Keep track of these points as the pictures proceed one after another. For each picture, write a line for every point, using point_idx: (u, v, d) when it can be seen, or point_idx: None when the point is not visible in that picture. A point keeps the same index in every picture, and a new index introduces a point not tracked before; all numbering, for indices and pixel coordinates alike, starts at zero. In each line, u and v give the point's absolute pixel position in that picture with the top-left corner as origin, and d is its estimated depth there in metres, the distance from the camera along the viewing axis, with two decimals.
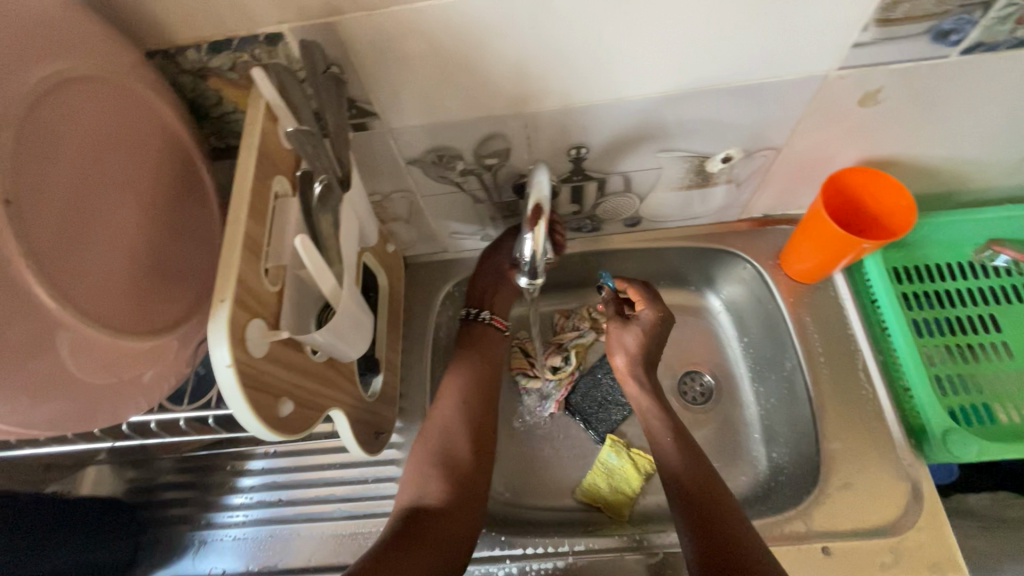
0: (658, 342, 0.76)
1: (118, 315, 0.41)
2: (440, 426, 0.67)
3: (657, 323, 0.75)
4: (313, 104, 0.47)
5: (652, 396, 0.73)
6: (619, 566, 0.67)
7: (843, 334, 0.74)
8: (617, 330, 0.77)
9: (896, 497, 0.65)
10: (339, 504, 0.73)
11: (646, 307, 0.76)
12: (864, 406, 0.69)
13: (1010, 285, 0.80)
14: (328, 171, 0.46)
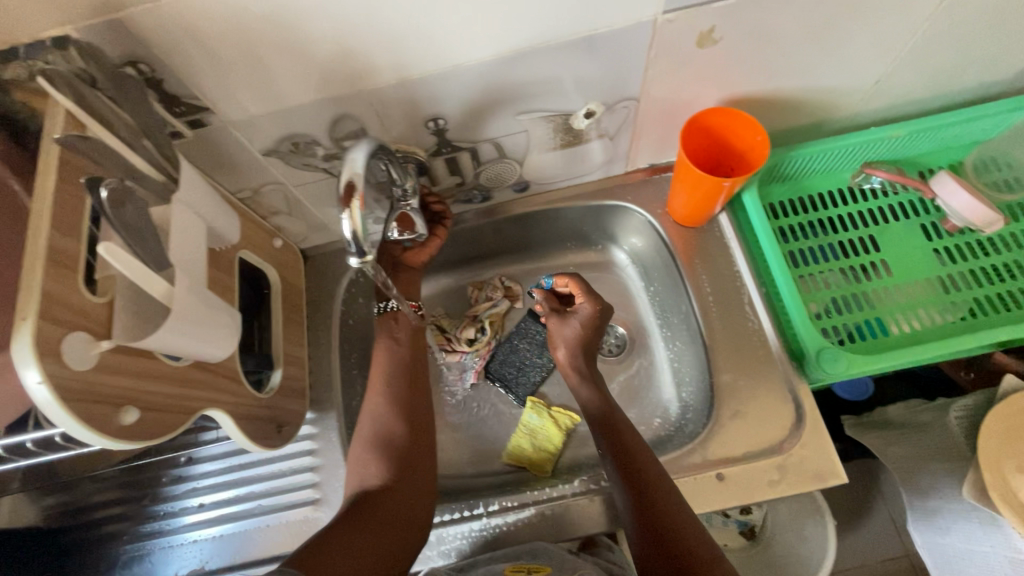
0: (601, 333, 0.71)
1: None
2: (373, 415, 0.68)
3: (599, 316, 0.70)
4: (124, 105, 0.46)
5: (594, 386, 0.68)
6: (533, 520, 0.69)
7: (729, 272, 0.77)
8: (554, 326, 0.72)
9: (781, 418, 0.69)
10: (261, 501, 0.73)
11: (586, 300, 0.70)
12: (750, 337, 0.73)
13: (885, 206, 0.84)
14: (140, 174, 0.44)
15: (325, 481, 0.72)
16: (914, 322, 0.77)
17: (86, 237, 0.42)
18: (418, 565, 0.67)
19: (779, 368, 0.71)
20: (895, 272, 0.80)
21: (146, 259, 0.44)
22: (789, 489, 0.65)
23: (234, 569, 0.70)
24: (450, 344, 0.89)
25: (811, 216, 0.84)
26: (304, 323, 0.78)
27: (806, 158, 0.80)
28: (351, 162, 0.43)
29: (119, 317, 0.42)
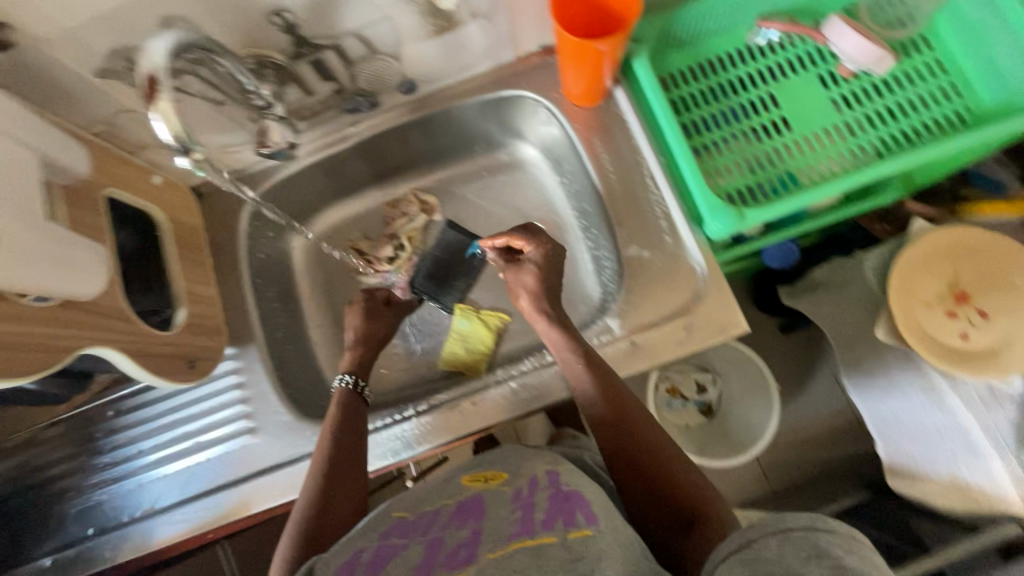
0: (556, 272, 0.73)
1: None
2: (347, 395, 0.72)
3: (547, 254, 0.72)
4: None
5: (560, 327, 0.68)
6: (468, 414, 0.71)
7: (629, 147, 0.76)
8: (512, 275, 0.75)
9: (687, 281, 0.71)
10: (196, 437, 0.73)
11: (530, 243, 0.72)
12: (653, 209, 0.73)
13: (784, 58, 0.82)
14: None
15: (258, 408, 0.73)
16: (813, 174, 0.77)
17: None
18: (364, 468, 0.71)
19: (681, 234, 0.72)
20: (795, 127, 0.80)
21: None
22: (696, 344, 0.68)
23: (183, 504, 0.71)
24: (371, 266, 0.90)
25: (710, 81, 0.82)
26: (208, 261, 0.76)
27: (698, 17, 0.78)
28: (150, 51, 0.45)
29: None
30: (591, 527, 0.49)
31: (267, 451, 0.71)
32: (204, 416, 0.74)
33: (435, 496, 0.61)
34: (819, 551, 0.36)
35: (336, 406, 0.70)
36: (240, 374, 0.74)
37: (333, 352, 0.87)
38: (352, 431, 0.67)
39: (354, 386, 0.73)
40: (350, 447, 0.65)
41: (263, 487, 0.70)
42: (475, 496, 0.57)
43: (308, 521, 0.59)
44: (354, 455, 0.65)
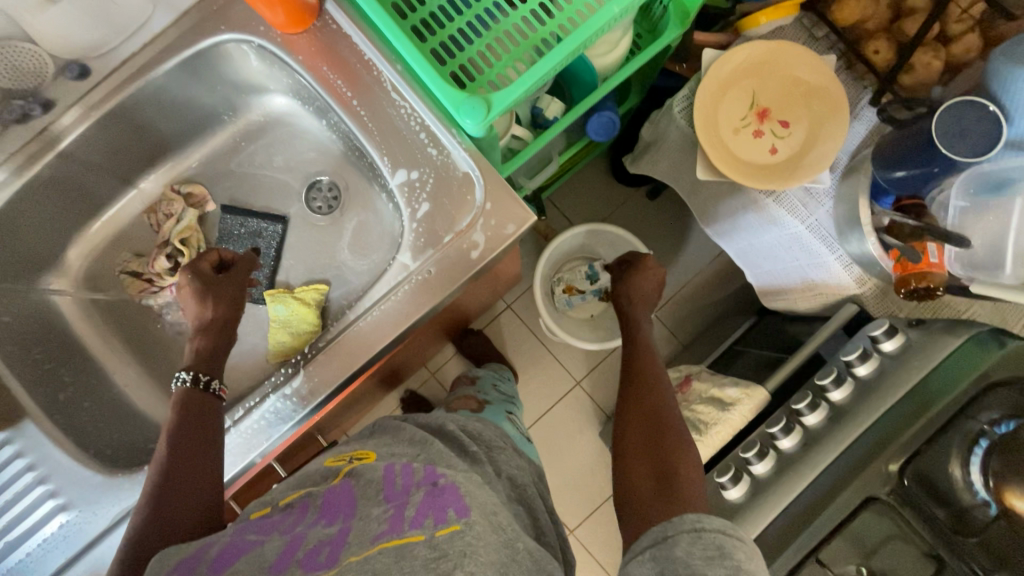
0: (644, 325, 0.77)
1: None
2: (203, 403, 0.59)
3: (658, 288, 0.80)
4: None
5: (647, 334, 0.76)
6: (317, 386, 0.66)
7: (361, 64, 0.67)
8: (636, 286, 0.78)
9: (467, 189, 0.66)
10: (2, 539, 0.63)
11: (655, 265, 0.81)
12: (409, 123, 0.67)
13: None
14: None
15: (63, 480, 0.64)
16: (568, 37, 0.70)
17: None
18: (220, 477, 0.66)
19: (444, 143, 0.67)
20: None
21: None
22: (492, 250, 0.65)
23: None
24: (156, 284, 0.80)
25: None
26: None
27: None
28: None
29: None
30: (461, 521, 0.46)
31: (88, 521, 0.63)
32: (3, 512, 0.63)
33: (295, 482, 0.55)
34: (722, 554, 0.48)
35: (174, 411, 0.58)
36: (26, 455, 0.64)
37: (152, 387, 0.78)
38: (200, 421, 0.58)
39: (205, 384, 0.60)
40: (198, 440, 0.56)
41: (96, 562, 0.61)
42: (345, 485, 0.52)
43: (136, 537, 0.50)
44: (202, 449, 0.56)
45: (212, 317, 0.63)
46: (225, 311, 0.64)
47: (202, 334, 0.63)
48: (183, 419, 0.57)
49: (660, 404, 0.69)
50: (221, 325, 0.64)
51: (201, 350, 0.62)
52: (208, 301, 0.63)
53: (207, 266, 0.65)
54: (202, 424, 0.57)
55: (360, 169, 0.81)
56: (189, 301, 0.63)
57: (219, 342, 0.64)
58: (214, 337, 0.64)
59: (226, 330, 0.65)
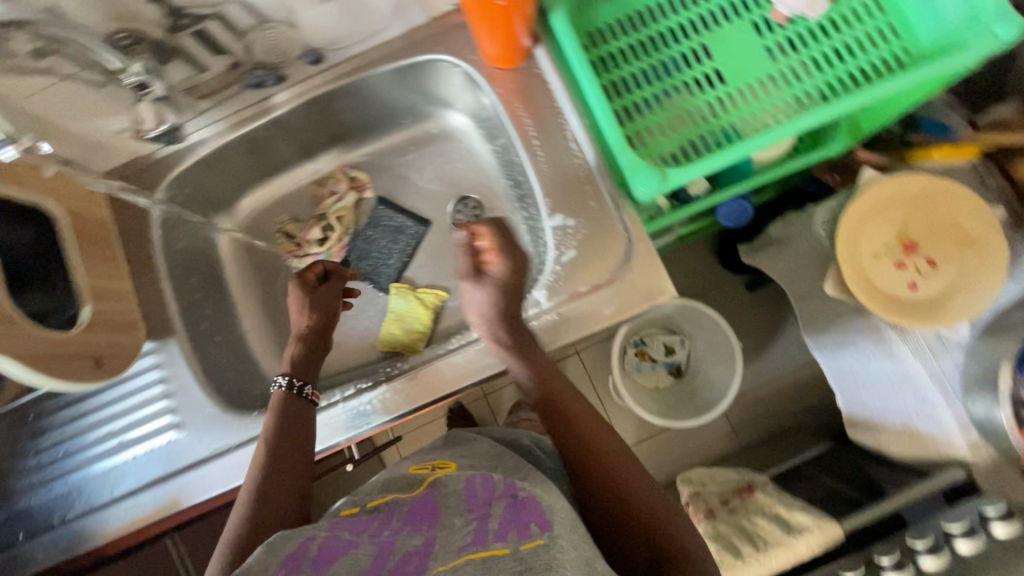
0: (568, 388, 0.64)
1: None
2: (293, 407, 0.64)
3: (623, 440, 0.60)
4: None
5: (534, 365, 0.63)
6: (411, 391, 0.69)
7: (551, 110, 0.72)
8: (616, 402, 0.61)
9: (616, 248, 0.68)
10: (124, 435, 0.72)
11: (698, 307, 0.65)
12: (578, 173, 0.70)
13: (716, 6, 0.77)
14: None
15: (184, 402, 0.71)
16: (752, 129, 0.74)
17: None
18: None
19: (606, 199, 0.69)
20: (730, 80, 0.76)
21: None
22: (622, 311, 0.66)
23: (115, 503, 0.70)
24: (301, 249, 0.87)
25: (641, 35, 0.77)
26: (118, 253, 0.72)
27: None
28: None
29: None
30: (543, 536, 0.45)
31: (195, 445, 0.70)
32: (131, 412, 0.72)
33: (378, 487, 0.56)
34: None
35: (273, 413, 0.63)
36: (162, 369, 0.72)
37: (268, 339, 0.85)
38: (294, 425, 0.62)
39: (299, 388, 0.65)
40: (293, 440, 0.60)
41: (195, 480, 0.68)
42: (427, 495, 0.52)
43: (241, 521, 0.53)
44: (295, 449, 0.60)
45: (309, 325, 0.70)
46: (321, 318, 0.71)
47: (299, 342, 0.69)
48: (279, 419, 0.62)
49: (601, 426, 0.61)
50: (317, 331, 0.71)
51: (298, 352, 0.69)
52: (309, 313, 0.71)
53: (311, 277, 0.74)
54: (294, 427, 0.62)
55: (509, 196, 0.85)
56: (295, 310, 0.72)
57: (313, 345, 0.70)
58: (311, 343, 0.70)
59: (321, 337, 0.71)
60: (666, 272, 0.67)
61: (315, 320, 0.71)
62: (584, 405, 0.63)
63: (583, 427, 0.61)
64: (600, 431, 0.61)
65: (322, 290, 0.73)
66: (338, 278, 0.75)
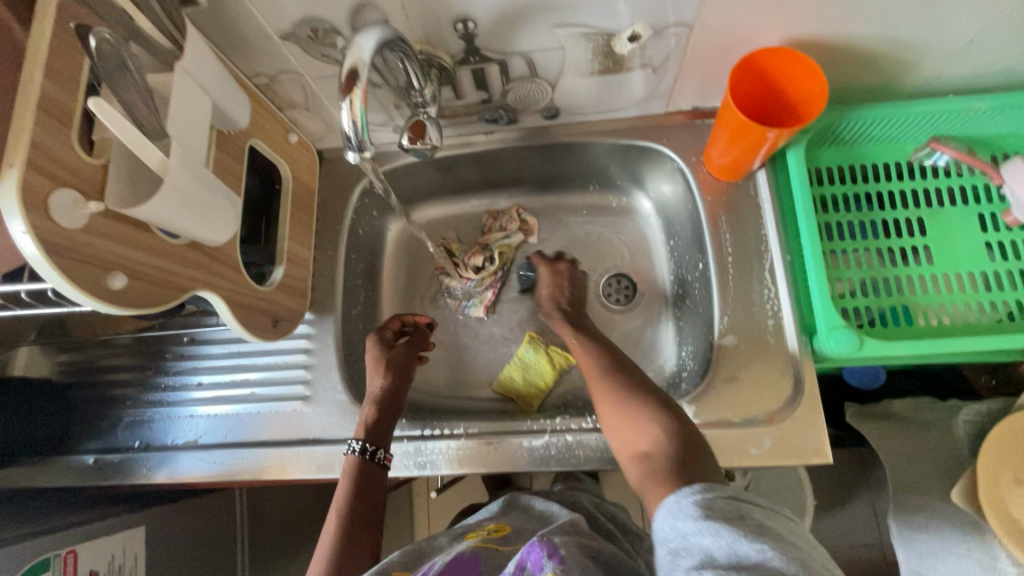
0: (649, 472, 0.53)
1: None
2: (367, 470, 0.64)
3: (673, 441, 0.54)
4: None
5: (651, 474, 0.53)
6: (524, 450, 0.68)
7: (756, 234, 0.72)
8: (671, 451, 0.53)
9: (779, 392, 0.66)
10: (255, 388, 0.74)
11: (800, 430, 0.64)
12: (764, 304, 0.70)
13: (947, 186, 0.77)
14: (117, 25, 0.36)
15: (320, 379, 0.74)
16: (945, 317, 0.72)
17: (82, 91, 0.40)
18: (396, 472, 0.69)
19: (786, 340, 0.68)
20: (936, 261, 0.75)
21: (136, 124, 0.41)
22: (770, 459, 0.63)
23: (224, 447, 0.72)
24: (454, 270, 0.88)
25: (858, 189, 0.77)
26: (313, 223, 0.77)
27: (867, 123, 0.73)
28: None
29: (111, 180, 0.42)
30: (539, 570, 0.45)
31: (316, 423, 0.72)
32: (268, 368, 0.75)
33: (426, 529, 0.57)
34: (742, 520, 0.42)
35: (347, 476, 0.63)
36: (310, 340, 0.75)
37: None
38: (368, 492, 0.62)
39: (371, 453, 0.64)
40: (365, 510, 0.61)
41: (303, 458, 0.70)
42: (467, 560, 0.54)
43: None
44: (366, 520, 0.61)
45: (380, 387, 0.70)
46: (394, 380, 0.71)
47: (375, 404, 0.69)
48: (353, 484, 0.63)
49: (644, 401, 0.58)
50: (391, 393, 0.70)
51: (372, 409, 0.68)
52: (384, 375, 0.71)
53: (388, 334, 0.76)
54: (366, 496, 0.62)
55: (670, 291, 0.85)
56: (372, 370, 0.72)
57: (388, 404, 0.69)
58: (387, 404, 0.69)
59: (399, 396, 0.70)
60: (826, 437, 0.64)
61: (383, 381, 0.71)
62: (628, 377, 0.62)
63: (630, 425, 0.57)
64: (642, 422, 0.56)
65: (391, 353, 0.73)
66: (415, 337, 0.77)
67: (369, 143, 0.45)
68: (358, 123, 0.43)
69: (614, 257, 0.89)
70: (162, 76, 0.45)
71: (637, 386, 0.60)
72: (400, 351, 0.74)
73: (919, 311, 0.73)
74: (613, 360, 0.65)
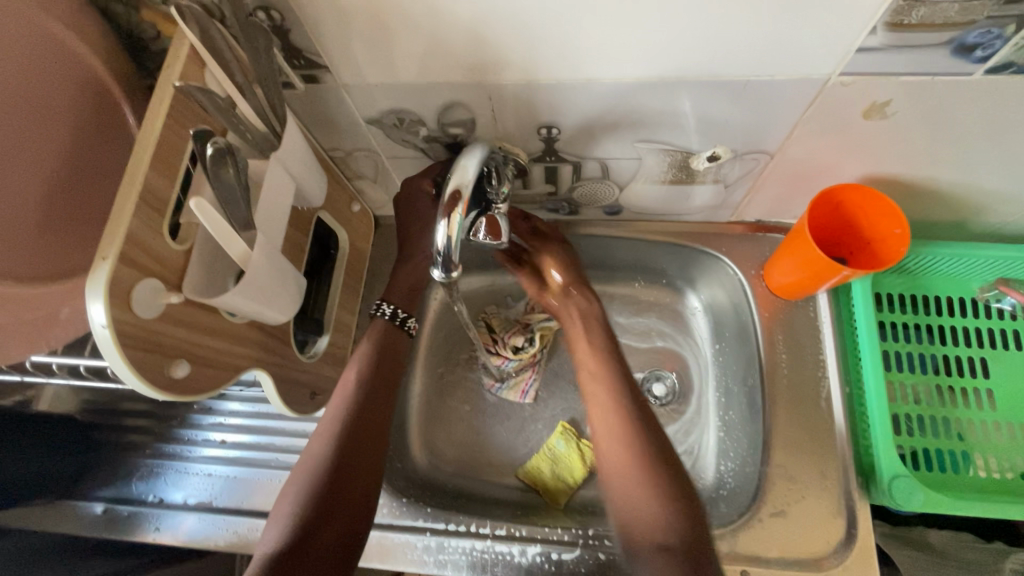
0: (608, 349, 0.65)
1: (21, 262, 0.44)
2: (388, 368, 0.62)
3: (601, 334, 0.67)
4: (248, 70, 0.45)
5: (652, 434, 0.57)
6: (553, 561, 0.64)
7: (813, 358, 0.70)
8: (614, 409, 0.59)
9: (829, 534, 0.62)
10: (277, 454, 0.72)
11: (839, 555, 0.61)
12: (817, 435, 0.67)
13: (1011, 330, 0.74)
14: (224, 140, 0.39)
15: None
16: (1007, 469, 0.68)
17: (180, 180, 0.40)
18: (412, 568, 0.65)
19: (840, 478, 0.65)
20: (999, 407, 0.71)
21: (229, 215, 0.41)
22: None
23: (237, 513, 0.69)
24: (495, 347, 0.84)
25: (920, 320, 0.75)
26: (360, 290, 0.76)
27: (935, 257, 0.72)
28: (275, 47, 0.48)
29: (192, 267, 0.41)
30: None
31: None
32: (295, 436, 0.73)
33: None
34: None
35: (344, 394, 0.59)
36: None
37: (421, 413, 0.84)
38: (368, 427, 0.58)
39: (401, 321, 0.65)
40: (357, 446, 0.56)
41: None
42: None
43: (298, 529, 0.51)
44: (357, 459, 0.56)
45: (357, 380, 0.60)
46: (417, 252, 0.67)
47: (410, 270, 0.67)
48: (354, 409, 0.58)
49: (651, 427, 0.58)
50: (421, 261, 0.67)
51: (346, 396, 0.59)
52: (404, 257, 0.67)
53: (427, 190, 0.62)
54: (365, 435, 0.57)
55: (712, 397, 0.81)
56: (352, 361, 0.62)
57: (369, 391, 0.60)
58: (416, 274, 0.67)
59: (382, 378, 0.61)
60: None
61: (364, 365, 0.61)
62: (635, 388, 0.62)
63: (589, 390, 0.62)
64: (648, 442, 0.57)
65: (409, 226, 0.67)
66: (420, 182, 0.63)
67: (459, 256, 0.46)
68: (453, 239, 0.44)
69: (656, 353, 0.86)
70: (258, 164, 0.46)
71: (640, 397, 0.61)
72: (380, 330, 0.64)
73: (981, 460, 0.69)
74: (607, 344, 0.65)
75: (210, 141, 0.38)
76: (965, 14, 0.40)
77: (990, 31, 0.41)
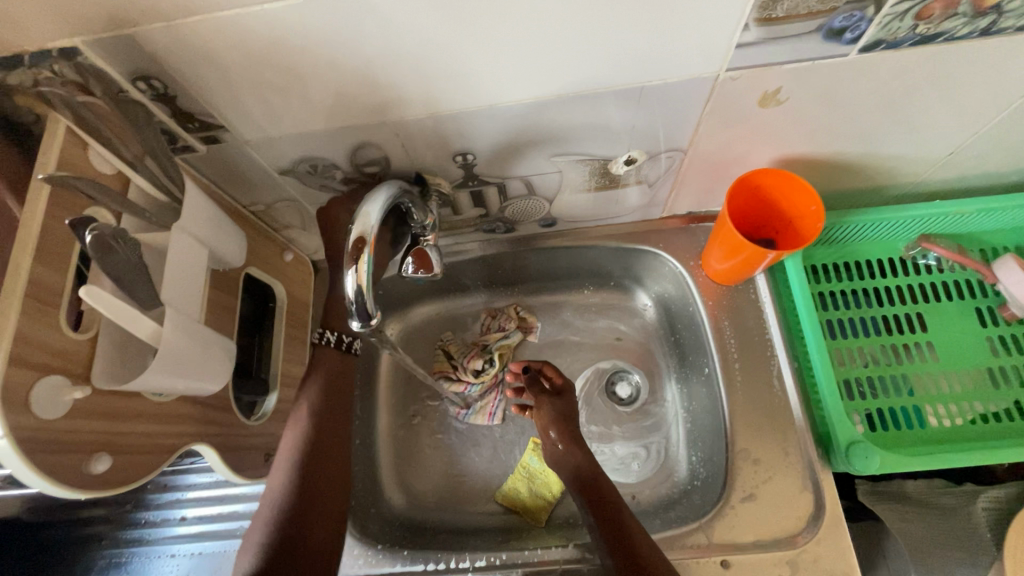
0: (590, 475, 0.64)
1: None
2: (332, 381, 0.63)
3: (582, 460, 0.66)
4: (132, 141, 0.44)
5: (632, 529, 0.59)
6: None
7: (759, 337, 0.72)
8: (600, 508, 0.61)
9: (799, 509, 0.64)
10: (242, 521, 0.69)
11: (809, 529, 0.62)
12: (773, 413, 0.68)
13: (941, 281, 0.78)
14: (103, 225, 0.37)
15: None
16: (957, 414, 0.71)
17: (73, 267, 0.39)
18: None
19: (801, 452, 0.66)
20: (940, 357, 0.74)
21: (131, 295, 0.40)
22: None
23: None
24: (455, 373, 0.85)
25: (855, 285, 0.78)
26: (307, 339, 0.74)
27: (859, 224, 0.75)
28: (159, 113, 0.47)
29: (100, 355, 0.40)
30: None
31: None
32: (257, 498, 0.70)
33: None
34: None
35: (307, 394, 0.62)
36: None
37: (389, 454, 0.82)
38: (327, 447, 0.60)
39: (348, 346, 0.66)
40: (316, 473, 0.58)
41: None
42: None
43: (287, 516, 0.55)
44: (320, 484, 0.58)
45: (310, 418, 0.61)
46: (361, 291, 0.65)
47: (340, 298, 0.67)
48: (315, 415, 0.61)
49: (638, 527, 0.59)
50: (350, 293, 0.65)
51: (305, 416, 0.61)
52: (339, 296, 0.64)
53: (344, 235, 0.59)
54: (325, 464, 0.59)
55: (674, 390, 0.82)
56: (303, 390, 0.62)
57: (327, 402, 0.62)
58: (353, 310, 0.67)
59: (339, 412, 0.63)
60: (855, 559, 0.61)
61: (316, 405, 0.61)
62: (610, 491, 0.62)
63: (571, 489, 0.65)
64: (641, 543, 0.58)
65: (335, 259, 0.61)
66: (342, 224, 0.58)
67: (373, 301, 0.47)
68: (363, 285, 0.45)
69: (617, 354, 0.86)
70: (159, 236, 0.44)
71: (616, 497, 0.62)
72: (326, 362, 0.64)
73: (932, 412, 0.71)
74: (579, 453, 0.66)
75: (88, 229, 0.36)
76: (826, 2, 0.42)
77: (853, 15, 0.43)
